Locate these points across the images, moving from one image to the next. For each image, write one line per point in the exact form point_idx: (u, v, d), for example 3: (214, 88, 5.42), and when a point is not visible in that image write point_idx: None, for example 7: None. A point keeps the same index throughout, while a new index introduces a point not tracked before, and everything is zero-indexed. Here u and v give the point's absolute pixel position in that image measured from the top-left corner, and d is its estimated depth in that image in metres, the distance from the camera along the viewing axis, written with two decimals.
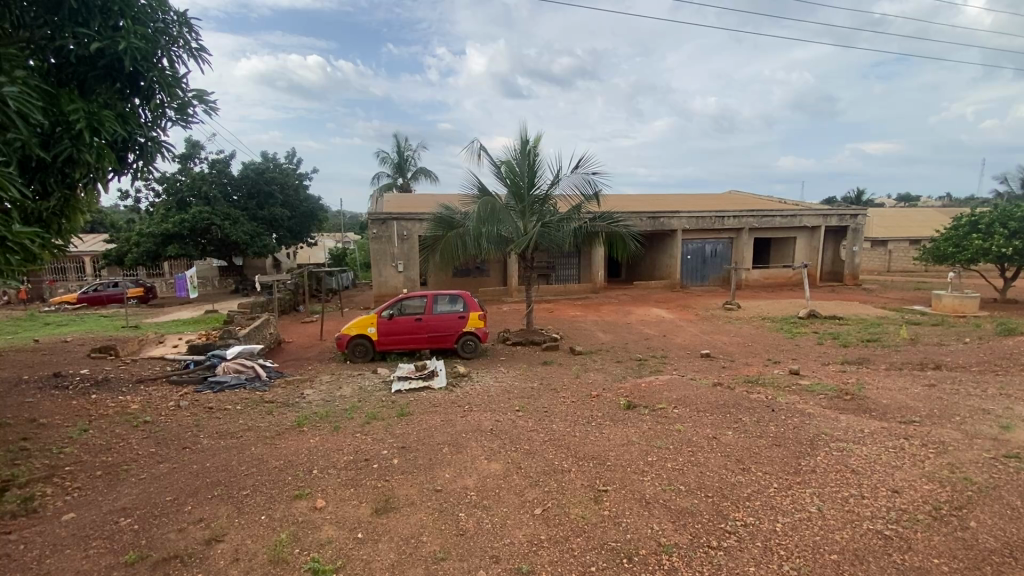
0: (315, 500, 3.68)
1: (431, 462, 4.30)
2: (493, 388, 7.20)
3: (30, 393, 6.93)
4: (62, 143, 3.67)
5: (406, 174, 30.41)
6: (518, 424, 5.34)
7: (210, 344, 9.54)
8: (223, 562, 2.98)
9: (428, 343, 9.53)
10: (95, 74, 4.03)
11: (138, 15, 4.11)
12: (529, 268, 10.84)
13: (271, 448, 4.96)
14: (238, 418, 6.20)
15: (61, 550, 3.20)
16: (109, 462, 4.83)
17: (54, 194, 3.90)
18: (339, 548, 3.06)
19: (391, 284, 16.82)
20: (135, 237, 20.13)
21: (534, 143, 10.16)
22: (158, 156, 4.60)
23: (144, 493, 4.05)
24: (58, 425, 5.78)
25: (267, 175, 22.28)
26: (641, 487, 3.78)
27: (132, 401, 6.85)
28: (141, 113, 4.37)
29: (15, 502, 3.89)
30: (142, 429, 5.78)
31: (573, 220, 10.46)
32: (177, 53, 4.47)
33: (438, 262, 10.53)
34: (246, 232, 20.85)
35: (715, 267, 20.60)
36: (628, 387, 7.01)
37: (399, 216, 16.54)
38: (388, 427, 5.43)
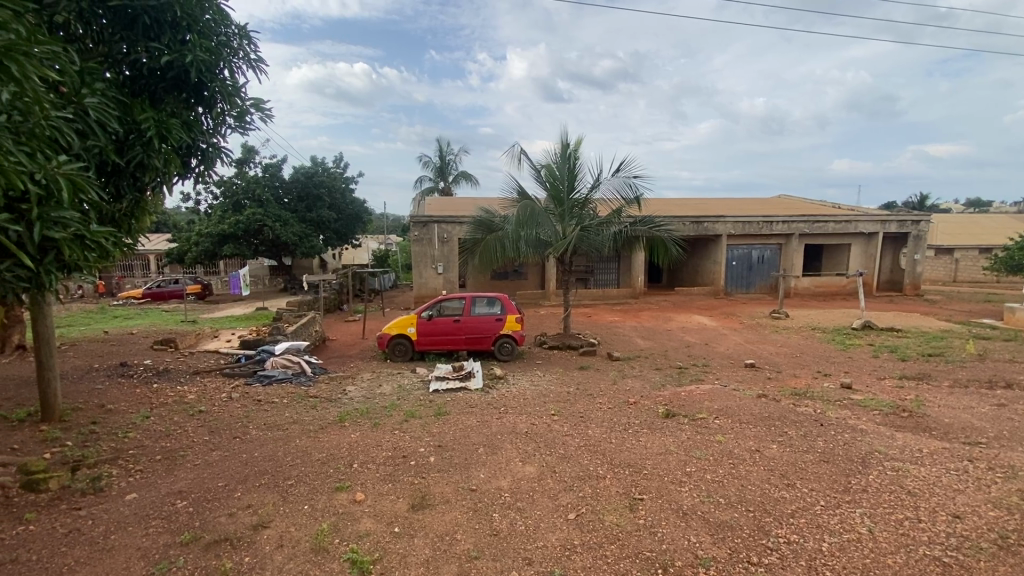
0: (355, 494, 3.80)
1: (467, 462, 4.36)
2: (530, 391, 7.22)
3: (101, 380, 7.50)
4: (136, 150, 3.97)
5: (448, 177, 30.93)
6: (554, 428, 5.34)
7: (260, 340, 10.02)
8: (269, 547, 3.13)
9: (466, 344, 9.65)
10: (165, 86, 4.33)
11: (203, 31, 4.37)
12: (567, 273, 10.81)
13: (314, 441, 5.16)
14: (284, 411, 6.47)
15: (125, 527, 3.44)
16: (168, 447, 5.16)
17: (126, 197, 4.22)
18: (377, 541, 3.15)
19: (431, 286, 17.13)
20: (194, 236, 21.34)
21: (575, 147, 10.14)
22: (217, 161, 4.92)
23: (199, 478, 4.29)
24: (123, 411, 6.22)
25: (315, 179, 23.22)
26: (678, 498, 3.70)
27: (188, 391, 7.28)
28: (204, 120, 4.67)
29: (86, 480, 4.21)
30: (197, 418, 6.14)
31: (612, 225, 10.36)
32: (237, 65, 4.73)
33: (477, 264, 10.63)
34: (295, 233, 21.77)
35: (762, 274, 19.83)
36: (667, 396, 6.87)
37: (440, 219, 16.84)
38: (425, 426, 5.54)
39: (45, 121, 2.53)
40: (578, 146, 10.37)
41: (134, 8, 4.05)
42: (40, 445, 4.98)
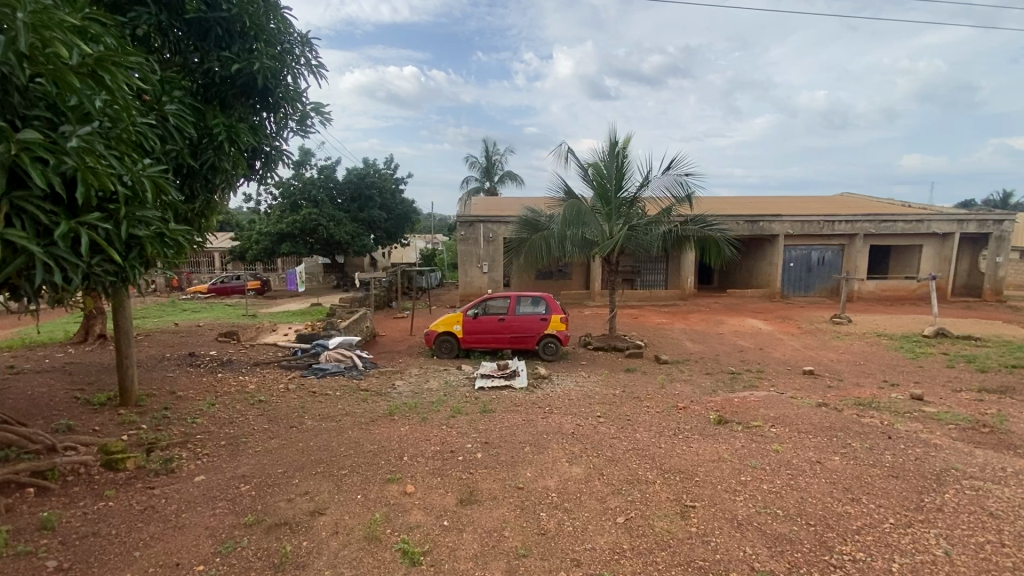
0: (405, 486, 3.89)
1: (514, 460, 4.38)
2: (575, 392, 7.16)
3: (172, 369, 8.06)
4: (207, 154, 4.24)
5: (493, 177, 31.16)
6: (600, 430, 5.28)
7: (315, 334, 10.46)
8: (325, 533, 3.25)
9: (510, 343, 9.69)
10: (234, 93, 4.58)
11: (269, 39, 4.59)
12: (613, 273, 10.65)
13: (365, 433, 5.33)
14: (337, 403, 6.73)
15: (194, 507, 3.68)
16: (231, 433, 5.48)
17: (199, 197, 4.52)
18: (427, 533, 3.21)
19: (476, 284, 17.32)
20: (255, 235, 22.55)
21: (623, 145, 9.97)
22: (279, 163, 5.18)
23: (259, 464, 4.53)
24: (192, 398, 6.66)
25: (367, 180, 24.01)
26: (733, 507, 3.56)
27: (250, 381, 7.71)
28: (269, 124, 4.91)
29: (159, 462, 4.53)
30: (257, 407, 6.49)
31: (661, 224, 10.13)
32: (299, 70, 4.95)
33: (523, 263, 10.65)
34: (347, 233, 22.57)
35: (822, 276, 18.80)
36: (719, 401, 6.63)
37: (486, 218, 17.00)
38: (472, 422, 5.61)
39: (132, 128, 2.70)
40: (627, 144, 10.18)
41: (207, 21, 4.30)
42: (120, 427, 5.39)
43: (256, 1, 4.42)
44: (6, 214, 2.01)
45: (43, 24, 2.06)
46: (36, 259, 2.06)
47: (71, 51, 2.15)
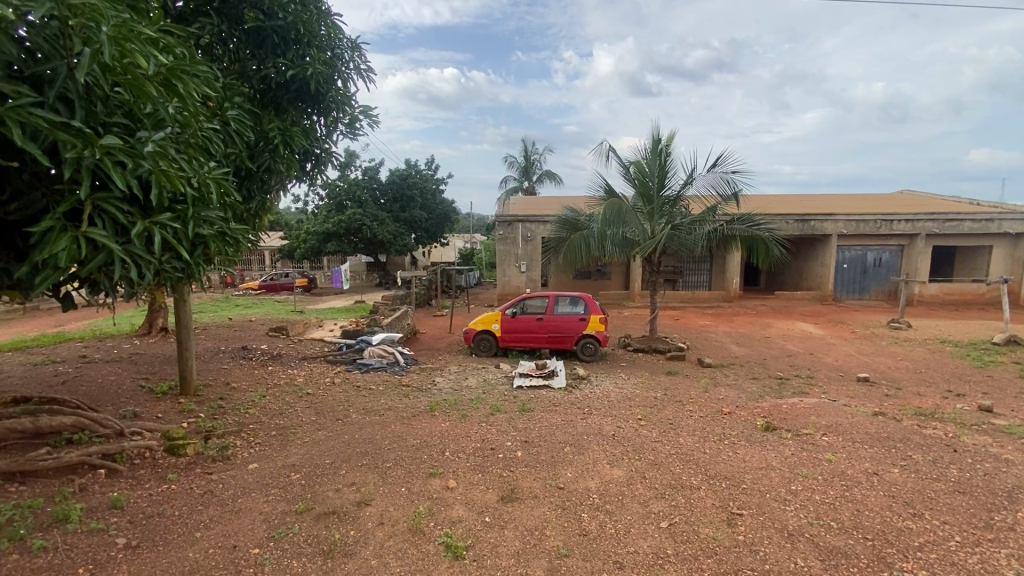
0: (447, 480, 3.96)
1: (554, 460, 4.37)
2: (615, 394, 7.07)
3: (227, 361, 8.49)
4: (264, 156, 4.44)
5: (532, 177, 31.16)
6: (642, 433, 5.19)
7: (359, 331, 10.78)
8: (371, 524, 3.35)
9: (549, 343, 9.67)
10: (289, 97, 4.77)
11: (320, 44, 4.75)
12: (655, 273, 10.45)
13: (407, 428, 5.44)
14: (380, 397, 6.92)
15: (249, 493, 3.87)
16: (281, 424, 5.73)
17: (255, 198, 4.73)
18: (469, 528, 3.26)
19: (514, 284, 17.37)
20: (303, 235, 23.43)
21: (667, 142, 9.76)
22: (329, 164, 5.37)
23: (308, 454, 4.71)
24: (245, 390, 6.99)
25: (409, 181, 24.54)
26: (783, 517, 3.43)
27: (298, 375, 8.02)
28: (320, 127, 5.10)
29: (216, 448, 4.79)
30: (305, 400, 6.75)
31: (705, 223, 9.87)
32: (349, 75, 5.11)
33: (562, 263, 10.59)
34: (389, 232, 23.11)
35: (878, 279, 17.80)
36: (766, 408, 6.40)
37: (525, 218, 17.03)
38: (511, 420, 5.64)
39: (200, 133, 2.86)
40: (670, 141, 9.96)
41: (265, 30, 4.49)
42: (180, 415, 5.72)
43: (309, 9, 4.58)
44: (90, 214, 2.15)
45: (124, 37, 2.20)
46: (116, 256, 2.20)
47: (147, 61, 2.29)
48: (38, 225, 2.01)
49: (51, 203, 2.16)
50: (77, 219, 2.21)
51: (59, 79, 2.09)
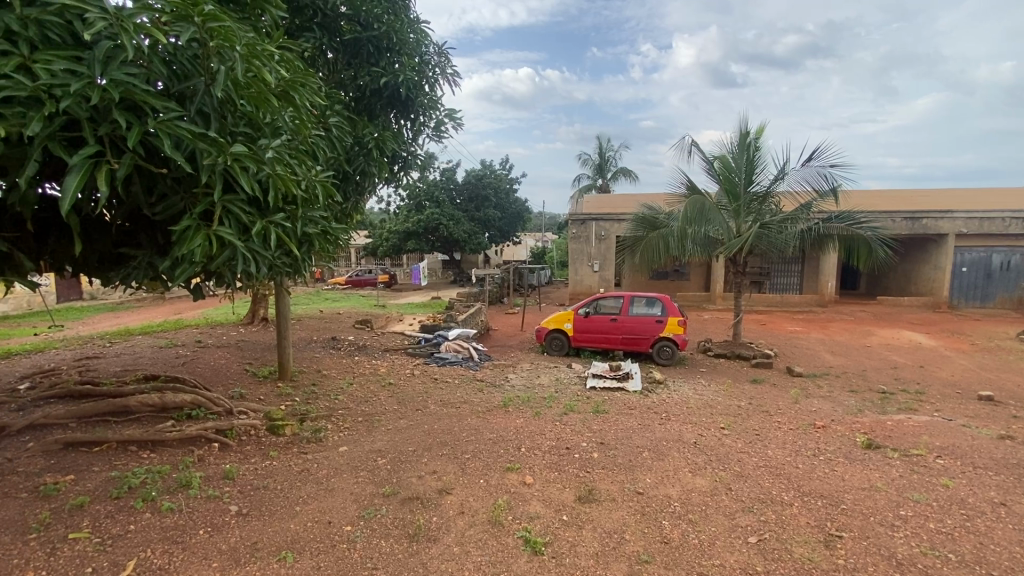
0: (524, 476, 4.01)
1: (631, 464, 4.28)
2: (693, 400, 6.79)
3: (318, 350, 9.17)
4: (360, 160, 4.74)
5: (607, 175, 30.63)
6: (724, 442, 4.95)
7: (436, 326, 11.20)
8: (452, 512, 3.47)
9: (623, 344, 9.46)
10: (382, 104, 5.04)
11: (410, 51, 4.97)
12: (740, 275, 9.88)
13: (483, 422, 5.57)
14: (456, 391, 7.14)
15: (341, 473, 4.17)
16: (367, 411, 6.09)
17: (350, 199, 5.07)
18: (547, 525, 3.28)
19: (587, 283, 17.14)
20: (385, 233, 24.70)
21: (756, 135, 9.20)
22: (415, 166, 5.63)
23: (392, 441, 4.98)
24: (334, 377, 7.51)
25: (484, 181, 25.10)
26: (890, 544, 3.12)
27: (381, 366, 8.49)
28: (407, 132, 5.37)
29: (311, 430, 5.20)
30: (387, 389, 7.13)
31: (798, 222, 9.20)
32: (436, 79, 5.31)
33: (639, 263, 10.30)
34: (464, 231, 23.75)
35: (1006, 284, 15.47)
36: (867, 423, 5.85)
37: (599, 216, 16.81)
38: (585, 421, 5.60)
39: (309, 140, 3.11)
40: (759, 134, 9.38)
41: (361, 40, 4.78)
42: (278, 398, 6.26)
43: (401, 19, 4.82)
44: (220, 215, 2.41)
45: (251, 55, 2.44)
46: (240, 252, 2.45)
47: (270, 75, 2.53)
48: (179, 224, 2.28)
49: (189, 205, 2.44)
50: (209, 219, 2.48)
51: (198, 94, 2.35)
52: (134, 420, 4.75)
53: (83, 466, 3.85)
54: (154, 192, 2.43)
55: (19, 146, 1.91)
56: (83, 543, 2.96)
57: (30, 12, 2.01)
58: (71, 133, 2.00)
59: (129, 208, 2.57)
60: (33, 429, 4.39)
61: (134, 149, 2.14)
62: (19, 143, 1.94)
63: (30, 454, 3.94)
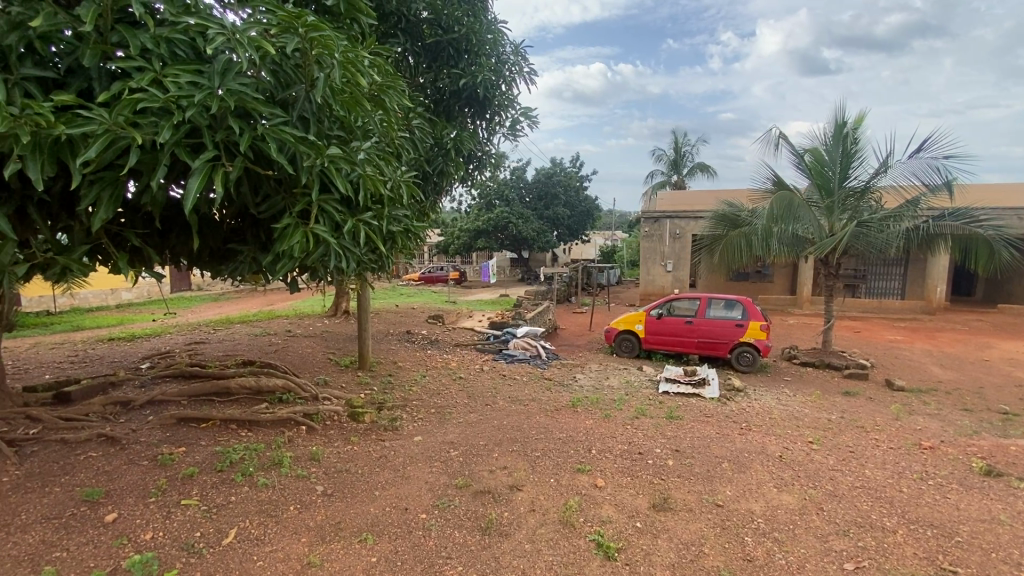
0: (596, 479, 3.94)
1: (710, 474, 4.08)
2: (777, 410, 6.35)
3: (393, 343, 9.59)
4: (439, 160, 4.90)
5: (682, 170, 29.40)
6: (813, 458, 4.59)
7: (505, 323, 11.32)
8: (523, 508, 3.49)
9: (698, 348, 9.05)
10: (459, 104, 5.15)
11: (487, 52, 5.03)
12: (832, 277, 9.12)
13: (552, 420, 5.55)
14: (524, 388, 7.18)
15: (416, 462, 4.32)
16: (439, 403, 6.28)
17: (428, 198, 5.24)
18: (620, 531, 3.20)
19: (659, 283, 16.57)
20: (456, 231, 25.35)
21: (854, 125, 8.43)
22: (490, 165, 5.73)
23: (463, 433, 5.10)
24: (408, 369, 7.82)
25: (554, 179, 25.01)
26: None
27: (451, 360, 8.72)
28: (482, 131, 5.47)
29: (387, 419, 5.44)
30: (458, 383, 7.31)
31: (902, 220, 8.33)
32: (512, 79, 5.34)
33: (717, 263, 9.79)
34: (533, 229, 23.86)
35: None
36: (985, 447, 5.18)
37: (673, 214, 16.24)
38: (658, 426, 5.42)
39: (395, 141, 3.24)
40: (858, 124, 8.59)
41: (441, 43, 4.89)
42: (358, 386, 6.61)
43: (479, 20, 4.89)
44: (316, 213, 2.58)
45: (348, 61, 2.57)
46: (332, 249, 2.60)
47: (363, 80, 2.66)
48: (281, 222, 2.46)
49: (289, 205, 2.62)
50: (306, 217, 2.66)
51: (300, 100, 2.51)
52: (234, 401, 5.21)
53: (192, 440, 4.28)
54: (259, 193, 2.65)
55: (151, 152, 2.14)
56: (192, 510, 3.28)
57: (161, 31, 2.25)
58: (193, 139, 2.22)
59: (238, 207, 2.80)
60: (153, 404, 4.94)
61: (246, 154, 2.33)
62: (151, 150, 2.17)
63: (151, 426, 4.44)
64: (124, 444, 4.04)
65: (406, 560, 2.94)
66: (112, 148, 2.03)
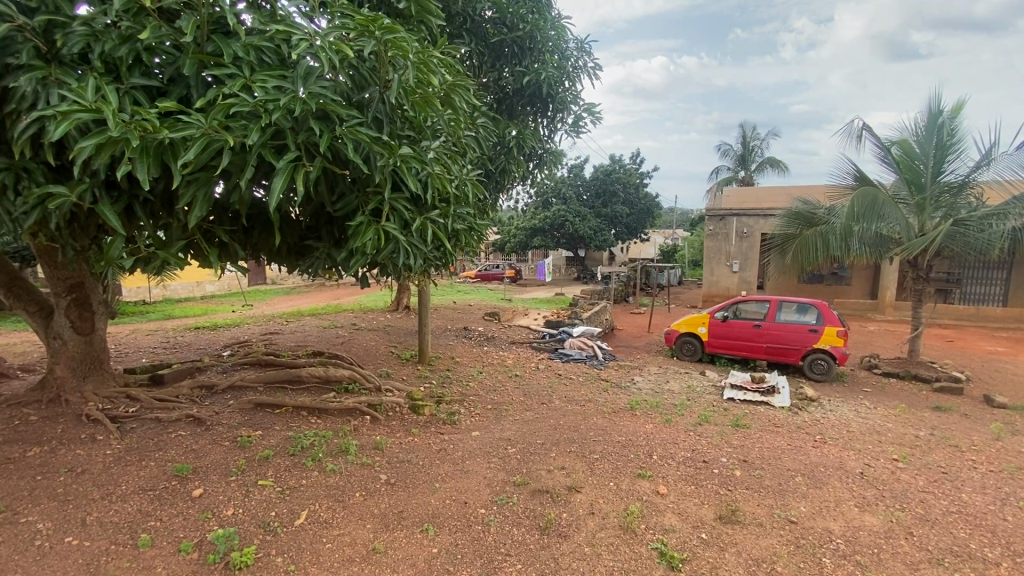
0: (657, 485, 3.82)
1: (782, 488, 3.84)
2: (856, 423, 5.90)
3: (451, 338, 9.78)
4: (501, 159, 4.95)
5: (750, 166, 28.00)
6: (900, 477, 4.21)
7: (561, 322, 11.26)
8: (582, 511, 3.44)
9: (766, 353, 8.57)
10: (522, 103, 5.16)
11: (551, 49, 5.00)
12: (922, 281, 8.35)
13: (610, 423, 5.45)
14: (581, 388, 7.10)
15: (474, 457, 4.38)
16: (496, 400, 6.33)
17: (490, 196, 5.29)
18: (685, 541, 3.08)
19: (723, 285, 15.87)
20: (512, 229, 25.50)
21: (951, 114, 7.66)
22: (551, 163, 5.70)
23: (521, 431, 5.11)
24: (466, 365, 7.94)
25: (613, 176, 24.53)
26: None
27: (507, 357, 8.77)
28: (544, 129, 5.45)
29: (446, 413, 5.54)
30: (514, 380, 7.35)
31: (1007, 218, 7.49)
32: (575, 75, 5.29)
33: (789, 263, 9.22)
34: (590, 228, 23.59)
35: None
36: None
37: (740, 212, 15.47)
38: (723, 434, 5.18)
39: (462, 140, 3.29)
40: (957, 112, 7.79)
41: (505, 41, 4.89)
42: (418, 379, 6.80)
43: (543, 16, 4.86)
44: (387, 212, 2.66)
45: (421, 61, 2.63)
46: (402, 245, 2.67)
47: (434, 79, 2.71)
48: (354, 220, 2.55)
49: (362, 203, 2.71)
50: (377, 215, 2.74)
51: (374, 102, 2.59)
52: (305, 389, 5.50)
53: (268, 424, 4.56)
54: (335, 191, 2.76)
55: (241, 153, 2.28)
56: (268, 490, 3.50)
57: (251, 40, 2.39)
58: (277, 141, 2.34)
59: (315, 206, 2.94)
60: (233, 389, 5.31)
61: (324, 154, 2.44)
62: (240, 151, 2.31)
63: (231, 410, 4.77)
64: (208, 425, 4.37)
65: (466, 554, 2.98)
66: (207, 150, 2.17)
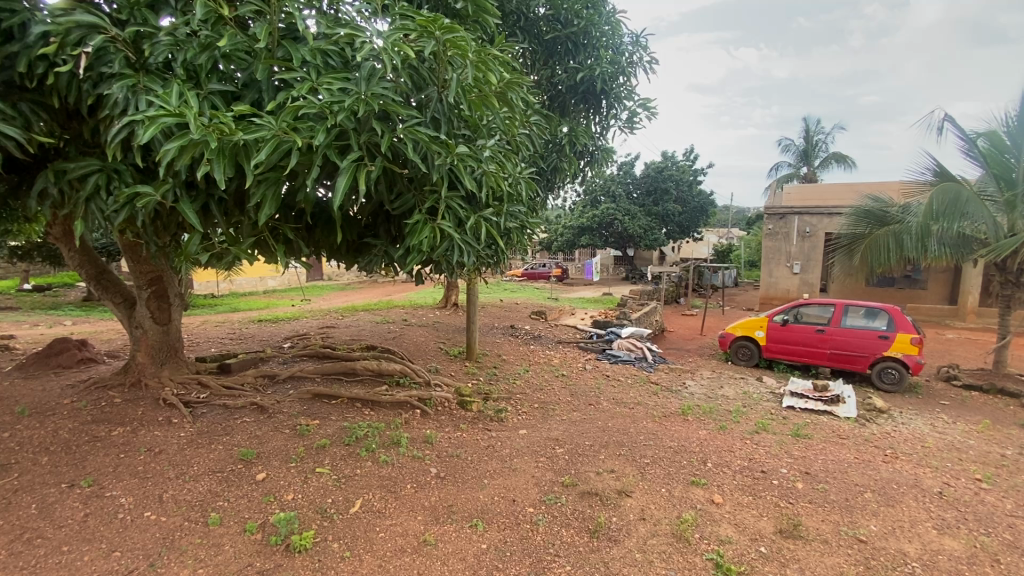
0: (712, 494, 3.68)
1: (848, 504, 3.61)
2: (932, 439, 5.46)
3: (498, 336, 9.85)
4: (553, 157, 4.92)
5: (812, 162, 26.47)
6: (985, 499, 3.86)
7: (609, 322, 11.09)
8: (632, 515, 3.37)
9: (829, 360, 8.09)
10: (575, 99, 5.10)
11: (605, 43, 4.91)
12: (1013, 285, 7.62)
13: (660, 427, 5.31)
14: (630, 390, 6.96)
15: (521, 455, 4.38)
16: (543, 399, 6.31)
17: (540, 194, 5.28)
18: (742, 553, 2.96)
19: (782, 287, 15.12)
20: (560, 228, 25.37)
21: None
22: (603, 161, 5.60)
23: (568, 431, 5.06)
24: (512, 363, 7.96)
25: (665, 173, 23.88)
26: None
27: (554, 356, 8.73)
28: (596, 126, 5.36)
29: (494, 410, 5.58)
30: (561, 380, 7.30)
31: None
32: (630, 70, 5.17)
33: (857, 265, 8.64)
34: (640, 227, 23.13)
35: None
36: None
37: (803, 210, 14.65)
38: (782, 443, 4.93)
39: (516, 138, 3.28)
40: None
41: (558, 38, 4.85)
42: (466, 376, 6.90)
43: (598, 11, 4.79)
44: (443, 210, 2.69)
45: (480, 60, 2.64)
46: (456, 243, 2.70)
47: (493, 77, 2.71)
48: (411, 217, 2.60)
49: (419, 202, 2.77)
50: (433, 213, 2.78)
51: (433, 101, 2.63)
52: (358, 381, 5.70)
53: (324, 414, 4.75)
54: (393, 189, 2.82)
55: (307, 153, 2.37)
56: (325, 478, 3.64)
57: (318, 44, 2.49)
58: (341, 141, 2.42)
59: (374, 204, 3.02)
60: (292, 379, 5.57)
61: (385, 153, 2.49)
62: (307, 151, 2.40)
63: (291, 399, 5.01)
64: (271, 412, 4.60)
65: (515, 552, 2.99)
66: (277, 151, 2.27)
